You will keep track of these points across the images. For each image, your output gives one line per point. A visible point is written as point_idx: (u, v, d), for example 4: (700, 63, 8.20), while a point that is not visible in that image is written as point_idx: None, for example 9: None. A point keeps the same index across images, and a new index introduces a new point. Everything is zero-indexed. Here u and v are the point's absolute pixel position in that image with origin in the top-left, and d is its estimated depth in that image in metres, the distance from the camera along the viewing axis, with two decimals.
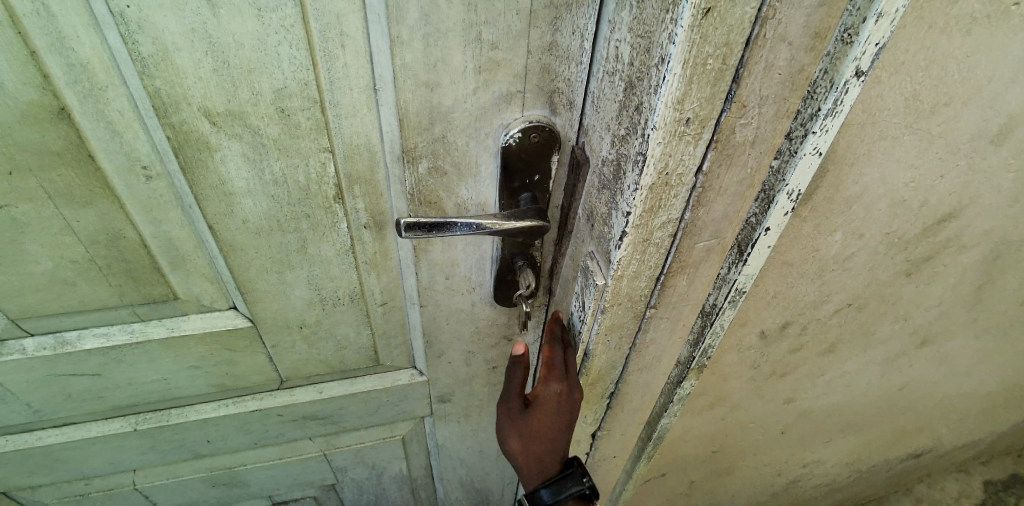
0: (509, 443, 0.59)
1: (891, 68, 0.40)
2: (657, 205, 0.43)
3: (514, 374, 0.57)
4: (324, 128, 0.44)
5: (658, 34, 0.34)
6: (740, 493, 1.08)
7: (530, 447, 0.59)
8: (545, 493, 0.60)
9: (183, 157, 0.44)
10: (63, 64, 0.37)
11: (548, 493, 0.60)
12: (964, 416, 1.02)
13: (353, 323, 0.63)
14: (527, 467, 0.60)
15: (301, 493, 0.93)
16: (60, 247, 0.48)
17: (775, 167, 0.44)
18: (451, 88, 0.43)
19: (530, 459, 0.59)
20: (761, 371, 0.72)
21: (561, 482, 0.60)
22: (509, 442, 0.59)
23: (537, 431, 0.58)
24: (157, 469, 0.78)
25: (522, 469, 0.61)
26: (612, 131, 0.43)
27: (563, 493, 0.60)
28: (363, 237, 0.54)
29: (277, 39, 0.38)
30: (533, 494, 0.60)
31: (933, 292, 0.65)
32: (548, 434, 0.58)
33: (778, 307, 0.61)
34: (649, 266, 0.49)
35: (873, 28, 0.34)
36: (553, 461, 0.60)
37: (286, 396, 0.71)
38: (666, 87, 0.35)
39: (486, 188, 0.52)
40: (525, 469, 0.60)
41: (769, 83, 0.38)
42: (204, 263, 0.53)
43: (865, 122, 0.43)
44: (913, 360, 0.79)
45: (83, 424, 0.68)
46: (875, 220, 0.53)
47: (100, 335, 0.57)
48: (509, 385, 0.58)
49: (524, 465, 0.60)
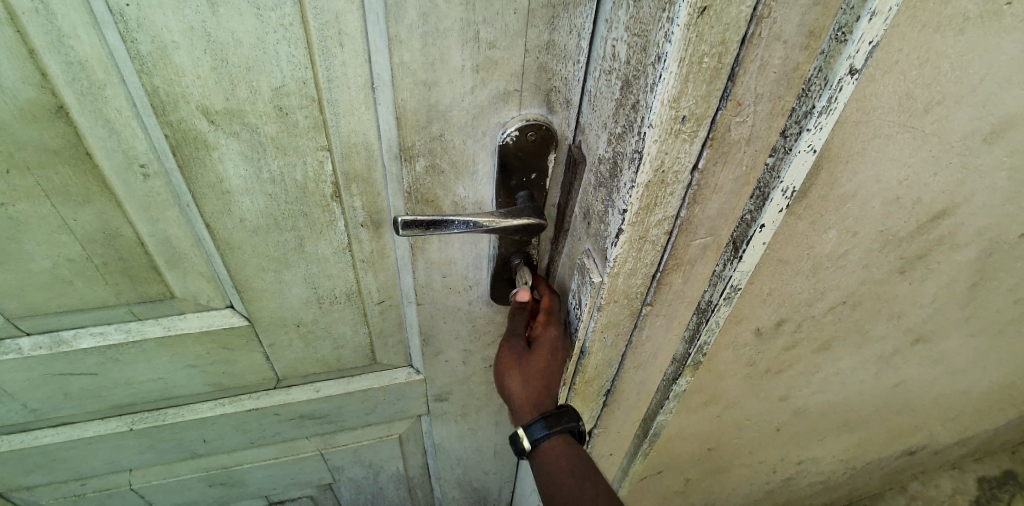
0: (509, 376, 0.61)
1: (884, 67, 0.40)
2: (653, 203, 0.44)
3: (518, 316, 0.60)
4: (322, 127, 0.45)
5: (655, 33, 0.35)
6: (736, 490, 1.09)
7: (529, 382, 0.60)
8: (539, 426, 0.60)
9: (181, 155, 0.44)
10: (61, 62, 0.37)
11: (542, 426, 0.60)
12: (958, 413, 1.03)
13: (351, 321, 0.63)
14: (524, 401, 0.61)
15: (298, 493, 0.93)
16: (57, 245, 0.48)
17: (770, 165, 0.44)
18: (449, 86, 0.44)
19: (527, 393, 0.60)
20: (757, 369, 0.73)
21: (556, 418, 0.60)
22: (508, 377, 0.61)
23: (534, 366, 0.59)
24: (153, 469, 0.78)
25: (518, 405, 0.62)
26: (608, 130, 0.43)
27: (557, 427, 0.60)
28: (361, 235, 0.54)
29: (276, 38, 0.38)
30: (527, 426, 0.60)
31: (927, 289, 0.66)
32: (546, 369, 0.59)
33: (773, 304, 0.62)
34: (644, 263, 0.50)
35: (866, 27, 0.34)
36: (549, 399, 0.61)
37: (283, 395, 0.71)
38: (663, 85, 0.35)
39: (483, 186, 0.52)
40: (522, 403, 0.61)
41: (764, 81, 0.38)
42: (201, 262, 0.53)
43: (859, 120, 0.44)
44: (907, 358, 0.79)
45: (79, 424, 0.67)
46: (869, 218, 0.53)
47: (97, 334, 0.57)
48: (513, 325, 0.60)
49: (521, 399, 0.61)
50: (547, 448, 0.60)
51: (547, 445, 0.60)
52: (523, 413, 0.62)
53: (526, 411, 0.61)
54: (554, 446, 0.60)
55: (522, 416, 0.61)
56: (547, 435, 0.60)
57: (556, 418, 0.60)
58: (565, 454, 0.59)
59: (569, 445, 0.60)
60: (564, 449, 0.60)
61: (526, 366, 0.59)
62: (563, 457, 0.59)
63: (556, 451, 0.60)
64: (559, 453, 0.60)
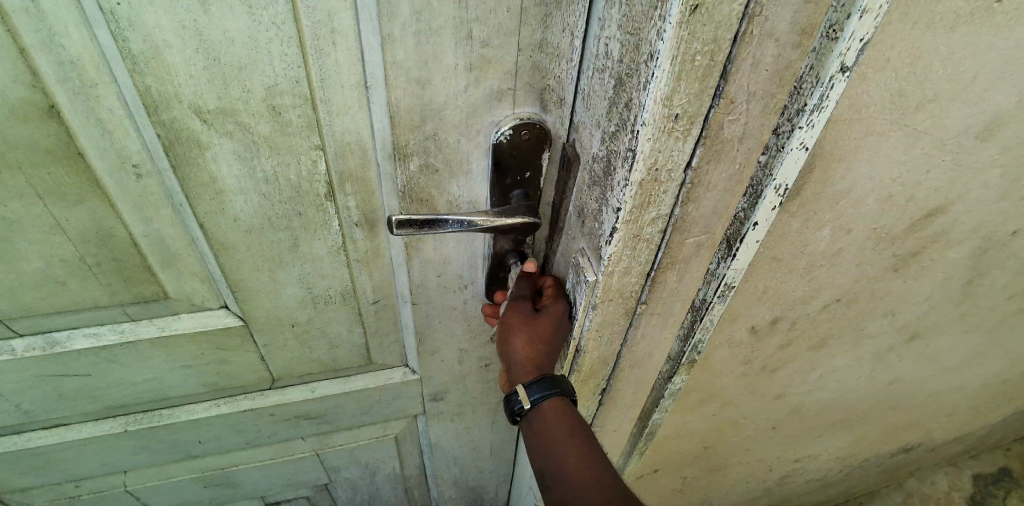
0: (510, 333, 0.56)
1: (876, 64, 0.41)
2: (646, 201, 0.44)
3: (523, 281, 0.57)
4: (316, 125, 0.45)
5: (647, 31, 0.35)
6: (733, 489, 1.09)
7: (534, 342, 0.55)
8: (538, 387, 0.55)
9: (173, 154, 0.43)
10: (52, 61, 0.37)
11: (542, 386, 0.55)
12: (953, 411, 1.04)
13: (346, 321, 0.63)
14: (526, 360, 0.56)
15: (294, 493, 0.93)
16: (49, 246, 0.48)
17: (763, 162, 0.44)
18: (443, 84, 0.44)
19: (528, 352, 0.55)
20: (753, 367, 0.73)
21: (557, 380, 0.56)
22: (510, 336, 0.56)
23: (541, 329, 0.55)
24: (148, 470, 0.77)
25: (518, 365, 0.57)
26: (602, 128, 0.44)
27: (557, 391, 0.55)
28: (356, 235, 0.54)
29: (269, 37, 0.38)
30: (526, 385, 0.55)
31: (921, 287, 0.66)
32: (550, 334, 0.55)
33: (768, 302, 0.62)
34: (639, 261, 0.50)
35: (857, 24, 0.34)
36: (550, 362, 0.57)
37: (279, 395, 0.71)
38: (655, 83, 0.35)
39: (477, 185, 0.52)
40: (520, 363, 0.56)
41: (757, 79, 0.38)
42: (195, 261, 0.53)
43: (852, 118, 0.44)
44: (902, 356, 0.80)
45: (74, 425, 0.67)
46: (862, 216, 0.54)
47: (91, 335, 0.57)
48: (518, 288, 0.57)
49: (522, 358, 0.56)
50: (544, 412, 0.55)
51: (544, 408, 0.55)
52: (520, 373, 0.57)
53: (524, 371, 0.56)
54: (552, 410, 0.55)
55: (519, 377, 0.57)
56: (544, 397, 0.55)
57: (557, 380, 0.56)
58: (565, 423, 0.55)
59: (569, 412, 0.56)
60: (563, 416, 0.55)
61: (531, 328, 0.55)
62: (562, 425, 0.55)
63: (555, 416, 0.55)
64: (556, 418, 0.55)
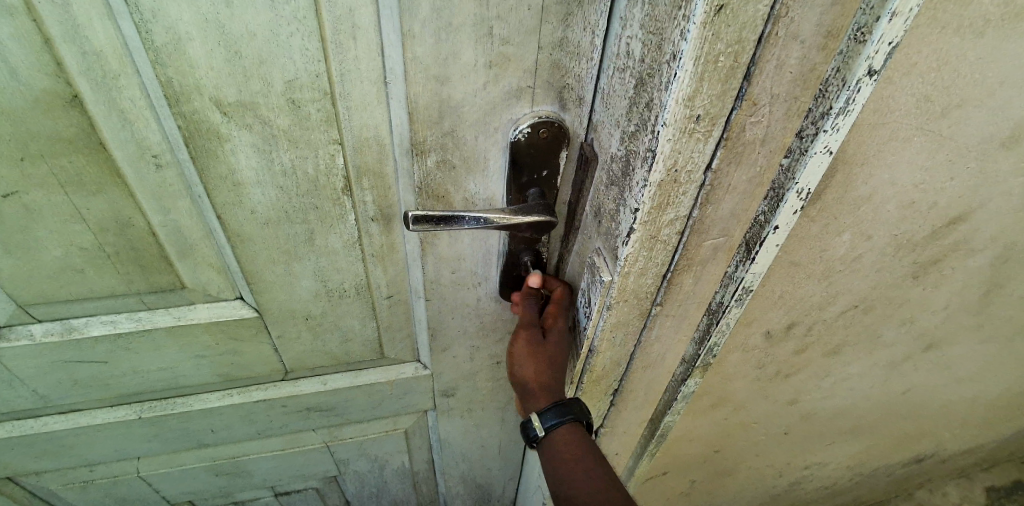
0: (519, 360, 0.59)
1: (903, 68, 0.40)
2: (665, 202, 0.43)
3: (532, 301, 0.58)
4: (334, 120, 0.45)
5: (670, 31, 0.34)
6: (740, 494, 1.08)
7: (542, 366, 0.58)
8: (552, 413, 0.57)
9: (193, 146, 0.44)
10: (76, 52, 0.37)
11: (555, 413, 0.57)
12: (967, 421, 1.02)
13: (359, 315, 0.63)
14: (536, 385, 0.58)
15: (303, 484, 0.93)
16: (69, 234, 0.48)
17: (785, 166, 0.44)
18: (461, 82, 0.43)
19: (538, 377, 0.58)
20: (766, 371, 0.72)
21: (569, 406, 0.57)
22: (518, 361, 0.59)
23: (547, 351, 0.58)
24: (161, 457, 0.78)
25: (529, 392, 0.59)
26: (621, 128, 0.43)
27: (570, 415, 0.57)
28: (371, 230, 0.54)
29: (290, 31, 0.38)
30: (539, 413, 0.57)
31: (939, 296, 0.65)
32: (555, 359, 0.58)
33: (783, 307, 0.61)
34: (655, 263, 0.49)
35: (887, 27, 0.34)
36: (561, 387, 0.58)
37: (291, 387, 0.71)
38: (677, 84, 0.35)
39: (494, 183, 0.52)
40: (530, 389, 0.59)
41: (781, 81, 0.38)
42: (212, 252, 0.53)
43: (876, 123, 0.43)
44: (917, 365, 0.79)
45: (88, 410, 0.68)
46: (883, 221, 0.53)
47: (108, 322, 0.57)
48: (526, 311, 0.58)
49: (532, 384, 0.58)
50: (556, 437, 0.57)
51: (558, 435, 0.57)
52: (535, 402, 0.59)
53: (535, 398, 0.58)
54: (564, 436, 0.57)
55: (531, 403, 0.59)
56: (558, 423, 0.57)
57: (569, 405, 0.57)
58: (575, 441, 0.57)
59: (580, 436, 0.57)
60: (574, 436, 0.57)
61: (540, 351, 0.58)
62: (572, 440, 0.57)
63: (568, 439, 0.57)
64: (570, 440, 0.57)
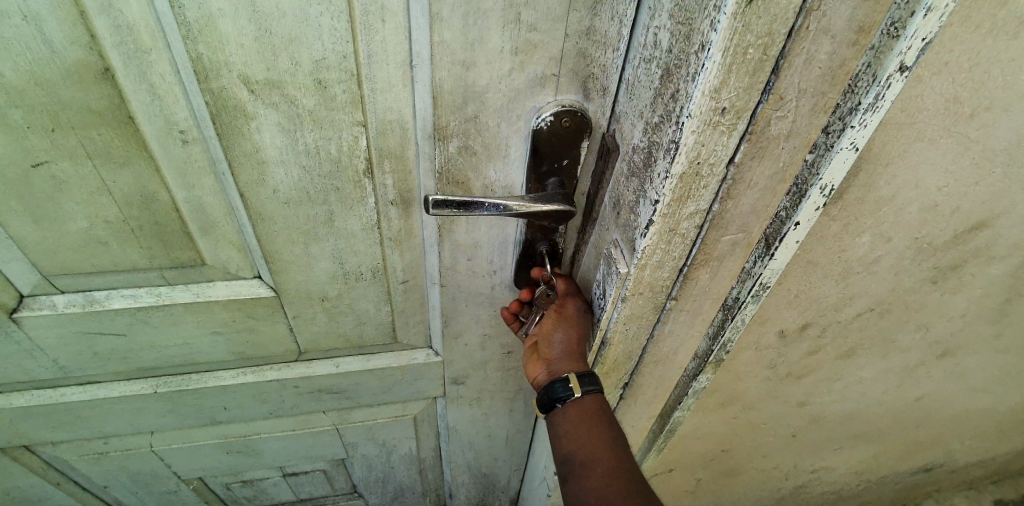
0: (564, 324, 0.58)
1: (933, 67, 0.39)
2: (686, 195, 0.43)
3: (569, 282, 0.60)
4: (359, 102, 0.45)
5: (700, 21, 0.34)
6: (745, 495, 1.08)
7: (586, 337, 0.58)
8: (587, 380, 0.57)
9: (219, 123, 0.44)
10: (110, 25, 0.38)
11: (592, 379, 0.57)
12: (979, 432, 1.01)
13: (374, 299, 0.64)
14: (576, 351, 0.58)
15: (312, 466, 0.95)
16: (96, 206, 0.49)
17: (809, 161, 0.43)
18: (487, 68, 0.44)
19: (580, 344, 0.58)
20: (777, 372, 0.72)
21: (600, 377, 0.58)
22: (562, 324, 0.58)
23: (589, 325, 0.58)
24: (174, 433, 0.80)
25: (567, 355, 0.58)
26: (645, 119, 0.43)
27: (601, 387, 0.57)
28: (390, 214, 0.55)
29: (320, 11, 0.39)
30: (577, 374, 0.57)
31: (958, 302, 0.65)
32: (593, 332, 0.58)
33: (799, 307, 0.61)
34: (672, 256, 0.49)
35: (921, 23, 0.34)
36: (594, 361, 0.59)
37: (304, 368, 0.72)
38: (705, 75, 0.35)
39: (514, 171, 0.52)
40: (563, 354, 0.58)
41: (809, 76, 0.37)
42: (233, 230, 0.54)
43: (903, 122, 0.43)
44: (931, 372, 0.78)
45: (106, 383, 0.69)
46: (904, 223, 0.52)
47: (128, 296, 0.58)
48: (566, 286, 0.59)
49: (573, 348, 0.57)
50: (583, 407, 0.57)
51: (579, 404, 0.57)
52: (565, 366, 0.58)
53: (570, 361, 0.58)
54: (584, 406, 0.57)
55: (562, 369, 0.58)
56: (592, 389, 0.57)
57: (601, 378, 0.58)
58: (599, 425, 0.56)
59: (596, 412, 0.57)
60: (600, 419, 0.57)
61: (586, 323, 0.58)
62: (596, 424, 0.56)
63: (592, 413, 0.57)
64: (594, 414, 0.57)
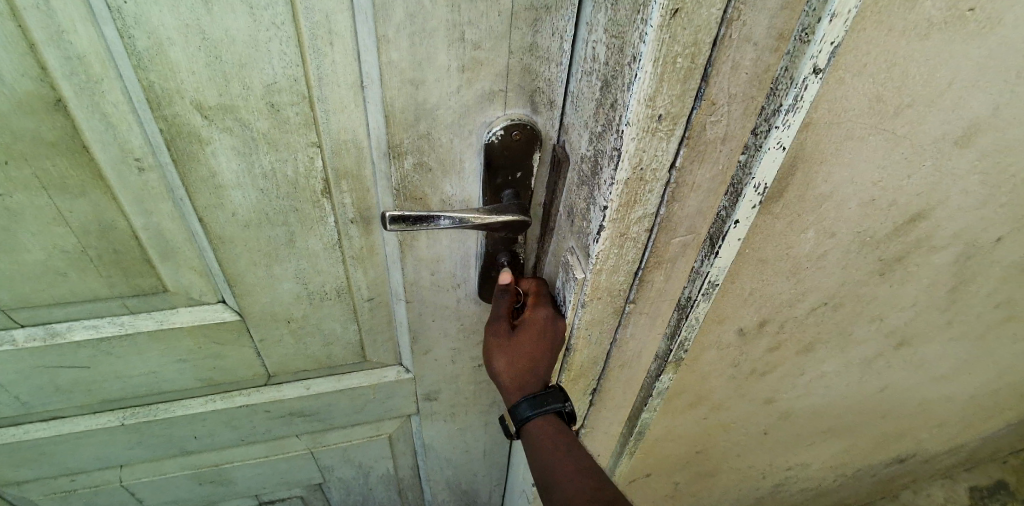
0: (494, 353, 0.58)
1: (853, 69, 0.42)
2: (633, 200, 0.45)
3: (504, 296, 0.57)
4: (313, 123, 0.46)
5: (631, 34, 0.36)
6: (724, 496, 1.09)
7: (514, 359, 0.57)
8: (526, 406, 0.58)
9: (175, 149, 0.45)
10: (60, 56, 0.38)
11: (530, 404, 0.58)
12: (945, 421, 1.04)
13: (340, 318, 0.64)
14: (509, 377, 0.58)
15: (288, 492, 0.93)
16: (52, 237, 0.49)
17: (743, 162, 0.45)
18: (436, 85, 0.45)
19: (510, 368, 0.58)
20: (742, 370, 0.74)
21: (542, 398, 0.58)
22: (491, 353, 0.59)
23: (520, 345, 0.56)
24: (143, 465, 0.78)
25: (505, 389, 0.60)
26: (590, 129, 0.45)
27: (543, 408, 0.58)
28: (350, 232, 0.55)
29: (269, 36, 0.40)
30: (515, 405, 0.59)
31: (908, 292, 0.67)
32: (525, 350, 0.56)
33: (755, 304, 0.63)
34: (626, 260, 0.51)
35: (828, 27, 0.36)
36: (535, 377, 0.58)
37: (274, 392, 0.72)
38: (638, 84, 0.37)
39: (470, 185, 0.54)
40: (505, 377, 0.59)
41: (737, 82, 0.40)
42: (194, 255, 0.54)
43: (832, 121, 0.45)
44: (892, 363, 0.80)
45: (70, 418, 0.68)
46: (845, 219, 0.55)
47: (90, 326, 0.58)
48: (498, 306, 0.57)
49: (506, 378, 0.59)
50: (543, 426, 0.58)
51: (534, 425, 0.58)
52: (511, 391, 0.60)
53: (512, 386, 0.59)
54: (540, 427, 0.58)
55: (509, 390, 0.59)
56: (533, 414, 0.58)
57: (541, 399, 0.58)
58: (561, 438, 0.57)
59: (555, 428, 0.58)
60: (560, 434, 0.57)
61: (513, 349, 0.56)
62: (548, 440, 0.57)
63: (540, 435, 0.57)
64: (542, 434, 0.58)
